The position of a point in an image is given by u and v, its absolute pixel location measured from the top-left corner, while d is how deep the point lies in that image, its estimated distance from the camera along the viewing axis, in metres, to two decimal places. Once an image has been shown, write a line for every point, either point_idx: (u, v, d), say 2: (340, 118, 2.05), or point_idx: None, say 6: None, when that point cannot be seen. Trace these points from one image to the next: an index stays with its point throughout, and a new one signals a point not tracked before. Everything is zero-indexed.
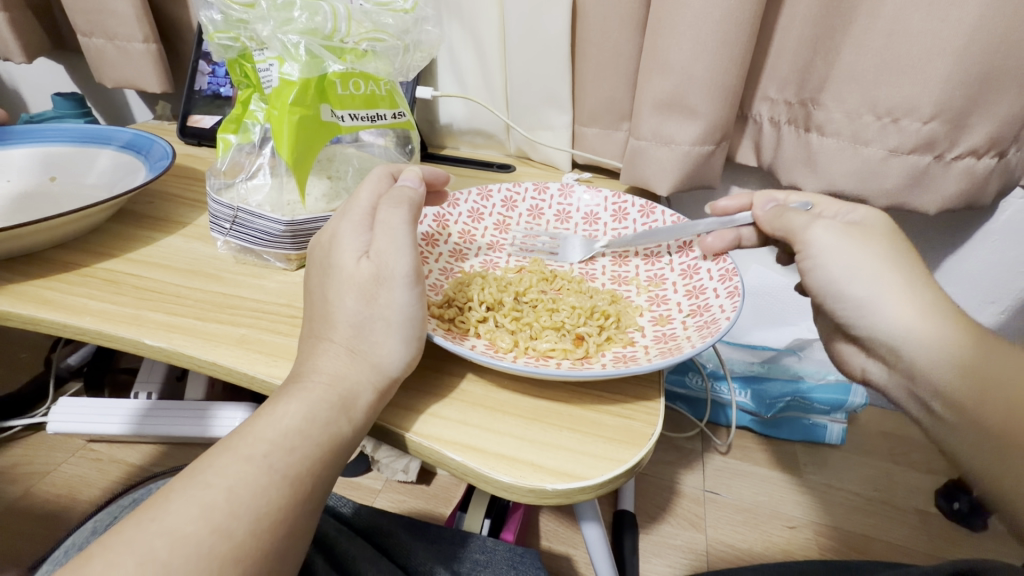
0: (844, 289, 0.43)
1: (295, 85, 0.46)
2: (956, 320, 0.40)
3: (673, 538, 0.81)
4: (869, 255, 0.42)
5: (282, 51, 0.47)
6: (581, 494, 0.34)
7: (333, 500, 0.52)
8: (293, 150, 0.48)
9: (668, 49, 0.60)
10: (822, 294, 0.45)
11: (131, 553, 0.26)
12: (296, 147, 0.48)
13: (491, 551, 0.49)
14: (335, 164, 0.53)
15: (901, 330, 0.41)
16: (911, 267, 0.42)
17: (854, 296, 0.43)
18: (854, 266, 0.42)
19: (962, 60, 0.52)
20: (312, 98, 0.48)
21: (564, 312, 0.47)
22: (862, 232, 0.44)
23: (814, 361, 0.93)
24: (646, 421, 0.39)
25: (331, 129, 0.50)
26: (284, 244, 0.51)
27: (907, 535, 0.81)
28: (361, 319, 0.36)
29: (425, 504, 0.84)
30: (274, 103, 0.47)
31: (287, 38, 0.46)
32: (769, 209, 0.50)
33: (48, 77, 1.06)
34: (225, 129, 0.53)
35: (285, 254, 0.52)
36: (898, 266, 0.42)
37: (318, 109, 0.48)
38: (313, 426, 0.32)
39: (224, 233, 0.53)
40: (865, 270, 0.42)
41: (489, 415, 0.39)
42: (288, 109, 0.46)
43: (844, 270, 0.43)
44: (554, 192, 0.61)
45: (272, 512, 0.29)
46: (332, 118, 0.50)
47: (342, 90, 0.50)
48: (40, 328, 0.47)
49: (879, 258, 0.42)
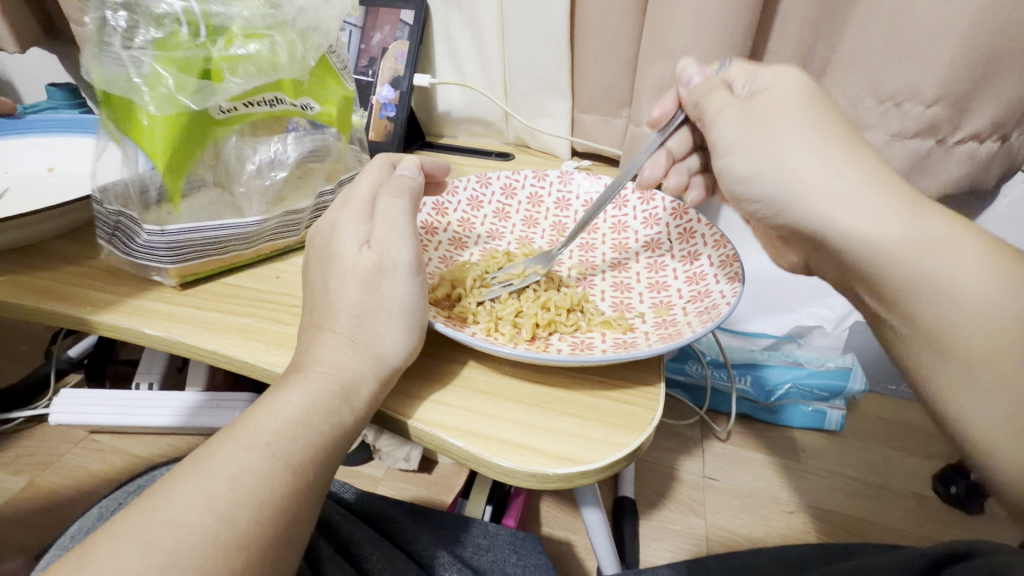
0: (755, 188, 0.41)
1: (162, 60, 0.42)
2: (855, 158, 0.37)
3: (673, 524, 0.82)
4: (770, 146, 0.39)
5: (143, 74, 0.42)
6: (583, 478, 0.34)
7: (336, 486, 0.53)
8: (157, 136, 0.42)
9: (668, 32, 0.59)
10: (735, 188, 0.43)
11: (135, 540, 0.26)
12: (150, 134, 0.42)
13: (493, 535, 0.50)
14: (223, 166, 0.47)
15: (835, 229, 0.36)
16: (826, 136, 0.38)
17: (764, 181, 0.40)
18: (756, 165, 0.40)
19: (966, 44, 0.52)
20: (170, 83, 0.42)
21: (560, 295, 0.47)
22: (761, 111, 0.40)
23: (815, 348, 0.92)
24: (646, 407, 0.39)
25: (210, 121, 0.44)
26: (160, 256, 0.45)
27: (903, 519, 0.82)
28: (363, 308, 0.36)
29: (426, 492, 0.85)
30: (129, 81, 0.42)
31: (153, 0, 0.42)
32: (694, 84, 0.47)
33: (42, 68, 1.03)
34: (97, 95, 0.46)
35: (163, 268, 0.46)
36: (812, 134, 0.38)
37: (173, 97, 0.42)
38: (315, 415, 0.32)
39: (108, 236, 0.47)
40: (742, 147, 0.41)
41: (490, 401, 0.39)
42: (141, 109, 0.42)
43: (751, 163, 0.40)
44: (554, 179, 0.60)
45: (276, 500, 0.29)
46: (216, 112, 0.44)
47: (217, 80, 0.43)
48: (40, 318, 0.47)
49: (797, 140, 0.38)
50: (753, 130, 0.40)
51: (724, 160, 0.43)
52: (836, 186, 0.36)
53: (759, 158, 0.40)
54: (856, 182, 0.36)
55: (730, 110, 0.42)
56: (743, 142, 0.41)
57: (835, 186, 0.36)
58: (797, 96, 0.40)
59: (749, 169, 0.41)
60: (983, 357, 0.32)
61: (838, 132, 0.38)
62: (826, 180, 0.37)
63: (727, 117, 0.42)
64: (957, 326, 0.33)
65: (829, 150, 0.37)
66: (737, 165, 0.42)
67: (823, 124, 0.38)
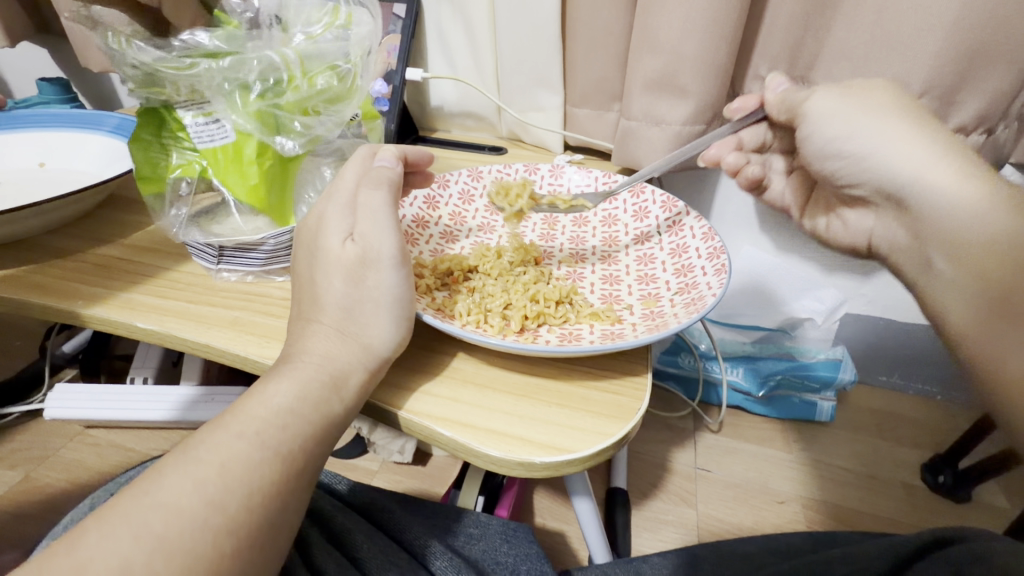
0: (849, 151, 0.47)
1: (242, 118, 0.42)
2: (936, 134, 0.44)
3: (665, 514, 0.83)
4: (873, 123, 0.46)
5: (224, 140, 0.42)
6: (570, 466, 0.35)
7: (328, 477, 0.53)
8: (249, 194, 0.44)
9: (658, 27, 0.60)
10: (821, 156, 0.50)
11: (125, 525, 0.26)
12: (245, 193, 0.44)
13: (485, 525, 0.50)
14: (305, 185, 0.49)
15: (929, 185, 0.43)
16: (919, 126, 0.45)
17: (855, 150, 0.47)
18: (856, 127, 0.46)
19: (952, 37, 0.52)
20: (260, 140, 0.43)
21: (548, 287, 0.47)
22: (862, 88, 0.47)
23: (809, 340, 0.92)
24: (633, 396, 0.39)
25: (285, 160, 0.45)
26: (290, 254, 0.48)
27: (892, 507, 0.83)
28: (349, 300, 0.36)
29: (421, 484, 0.86)
30: (216, 152, 0.43)
31: (221, 71, 0.41)
32: (780, 91, 0.54)
33: (33, 63, 1.02)
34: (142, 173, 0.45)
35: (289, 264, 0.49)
36: (906, 112, 0.45)
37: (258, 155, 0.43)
38: (304, 405, 0.32)
39: (216, 262, 0.48)
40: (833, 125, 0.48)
41: (479, 391, 0.39)
42: (232, 171, 0.43)
43: (848, 128, 0.47)
44: (545, 173, 0.61)
45: (264, 487, 0.29)
46: (283, 158, 0.45)
47: (289, 128, 0.44)
48: (32, 312, 0.47)
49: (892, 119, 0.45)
50: (864, 105, 0.46)
51: (809, 131, 0.49)
52: (922, 164, 0.44)
53: (851, 127, 0.46)
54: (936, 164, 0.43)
55: (827, 93, 0.48)
56: (843, 117, 0.46)
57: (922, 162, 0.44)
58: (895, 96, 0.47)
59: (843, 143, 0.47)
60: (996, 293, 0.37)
61: (924, 117, 0.45)
62: (914, 150, 0.44)
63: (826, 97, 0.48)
64: (978, 258, 0.39)
65: (919, 124, 0.45)
66: (817, 144, 0.49)
67: (913, 109, 0.46)
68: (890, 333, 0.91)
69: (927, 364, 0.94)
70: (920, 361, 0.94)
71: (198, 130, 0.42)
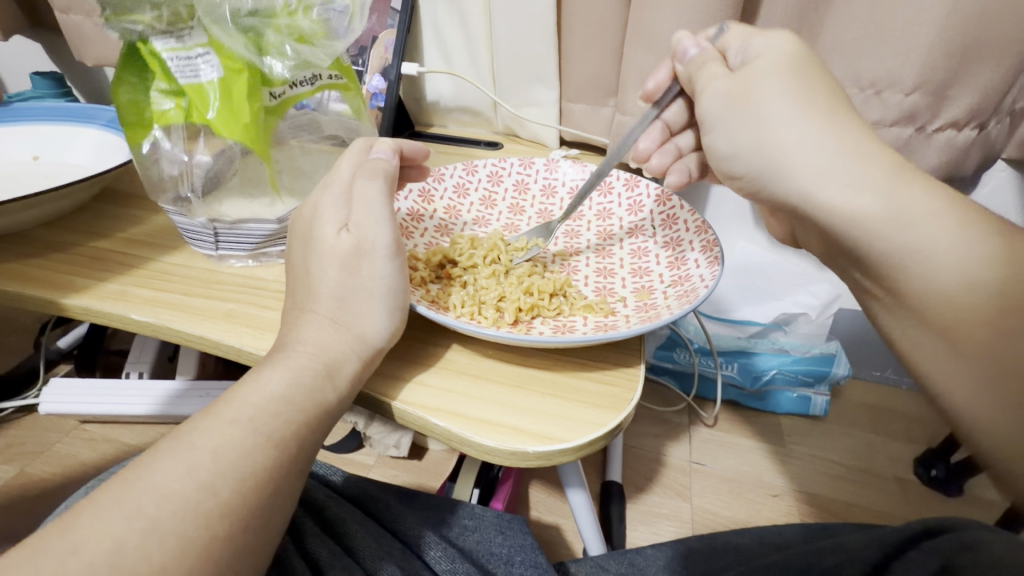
0: (745, 162, 0.42)
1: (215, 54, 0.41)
2: (849, 125, 0.38)
3: (659, 507, 0.83)
4: (780, 119, 0.39)
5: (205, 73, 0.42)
6: (562, 456, 0.35)
7: (323, 469, 0.53)
8: (234, 131, 0.43)
9: (653, 21, 0.60)
10: (723, 164, 0.44)
11: (118, 508, 0.26)
12: (228, 127, 0.43)
13: (479, 517, 0.50)
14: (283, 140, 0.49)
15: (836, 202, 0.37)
16: (812, 110, 0.38)
17: (748, 162, 0.41)
18: (741, 137, 0.41)
19: (944, 32, 0.53)
20: (247, 70, 0.42)
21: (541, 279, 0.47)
22: (745, 84, 0.41)
23: (801, 335, 0.93)
24: (626, 387, 0.40)
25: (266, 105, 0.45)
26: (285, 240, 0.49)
27: (885, 501, 0.84)
28: (343, 290, 0.36)
29: (417, 479, 0.86)
30: (198, 85, 0.42)
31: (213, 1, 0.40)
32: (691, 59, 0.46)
33: (25, 57, 1.02)
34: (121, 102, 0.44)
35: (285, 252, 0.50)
36: (810, 98, 0.39)
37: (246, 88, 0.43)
38: (298, 393, 0.32)
39: (215, 248, 0.49)
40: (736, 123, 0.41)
41: (473, 382, 0.39)
42: (212, 104, 0.42)
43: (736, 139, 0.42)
44: (540, 167, 0.61)
45: (258, 474, 0.29)
46: (270, 94, 0.45)
47: (279, 57, 0.43)
48: (27, 304, 0.47)
49: (792, 115, 0.38)
50: (732, 105, 0.42)
51: (711, 136, 0.44)
52: (830, 164, 0.37)
53: (747, 135, 0.41)
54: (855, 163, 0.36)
55: (719, 85, 0.43)
56: (725, 118, 0.42)
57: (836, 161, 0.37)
58: (787, 71, 0.40)
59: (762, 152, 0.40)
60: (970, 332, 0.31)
61: (809, 97, 0.39)
62: (812, 159, 0.38)
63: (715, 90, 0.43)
64: (932, 293, 0.33)
65: (812, 113, 0.38)
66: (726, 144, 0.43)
67: (814, 94, 0.39)
68: None
69: None
70: None
71: (179, 62, 0.41)
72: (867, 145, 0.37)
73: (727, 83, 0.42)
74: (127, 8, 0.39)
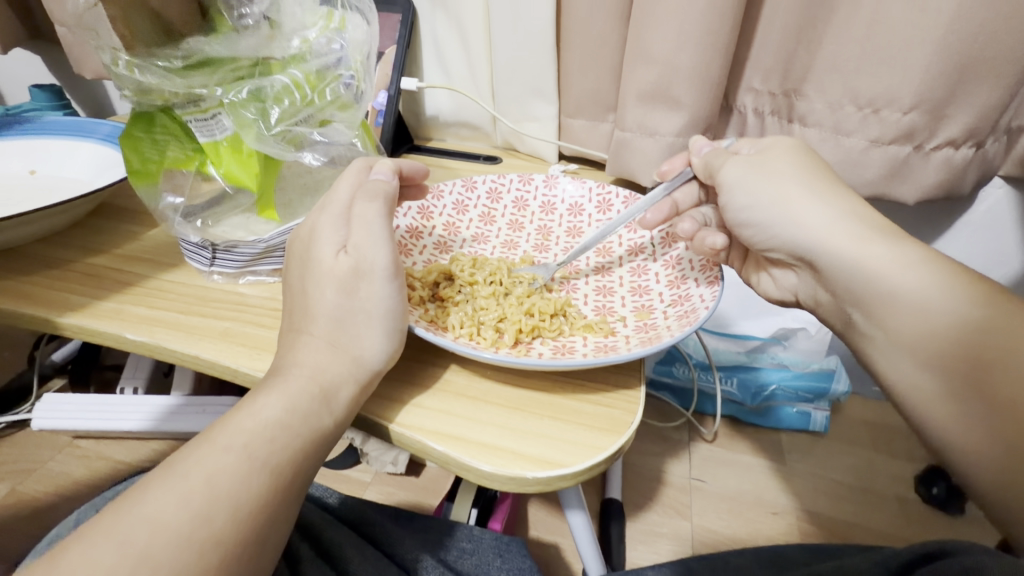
0: (758, 219, 0.45)
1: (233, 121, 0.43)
2: (847, 197, 0.42)
3: (660, 526, 0.82)
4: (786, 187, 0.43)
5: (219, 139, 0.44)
6: (563, 481, 0.34)
7: (319, 491, 0.52)
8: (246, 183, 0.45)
9: (651, 40, 0.60)
10: (734, 228, 0.47)
11: (107, 542, 0.25)
12: (245, 180, 0.45)
13: (477, 539, 0.49)
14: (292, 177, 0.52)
15: (844, 254, 0.40)
16: (815, 183, 0.43)
17: (761, 222, 0.45)
18: (754, 197, 0.44)
19: (941, 52, 0.53)
20: (259, 127, 0.44)
21: (541, 299, 0.47)
22: (763, 158, 0.45)
23: (799, 351, 0.93)
24: (627, 409, 0.39)
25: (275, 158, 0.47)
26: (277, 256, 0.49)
27: (886, 519, 0.83)
28: (341, 311, 0.36)
29: (414, 496, 0.85)
30: (215, 144, 0.44)
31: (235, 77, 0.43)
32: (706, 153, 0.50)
33: (24, 69, 1.02)
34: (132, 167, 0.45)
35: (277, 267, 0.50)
36: (812, 173, 0.44)
37: (254, 142, 0.44)
38: (293, 418, 0.32)
39: (209, 263, 0.49)
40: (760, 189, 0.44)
41: (472, 404, 0.39)
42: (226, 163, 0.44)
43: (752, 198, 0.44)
44: (539, 183, 0.61)
45: (252, 502, 0.29)
46: None
47: (296, 124, 0.46)
48: (20, 323, 0.47)
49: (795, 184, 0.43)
50: (752, 169, 0.45)
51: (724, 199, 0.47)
52: (832, 228, 0.41)
53: (764, 201, 0.44)
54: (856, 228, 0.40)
55: (737, 160, 0.46)
56: (736, 184, 0.45)
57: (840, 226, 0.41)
58: (790, 155, 0.45)
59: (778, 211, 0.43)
60: (961, 364, 0.35)
61: (813, 175, 0.44)
62: (820, 218, 0.42)
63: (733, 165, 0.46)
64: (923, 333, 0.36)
65: (817, 185, 0.43)
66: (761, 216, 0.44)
67: (817, 172, 0.44)
68: None
69: None
70: None
71: (197, 124, 0.43)
72: (865, 214, 0.41)
73: (744, 159, 0.46)
74: (147, 85, 0.42)
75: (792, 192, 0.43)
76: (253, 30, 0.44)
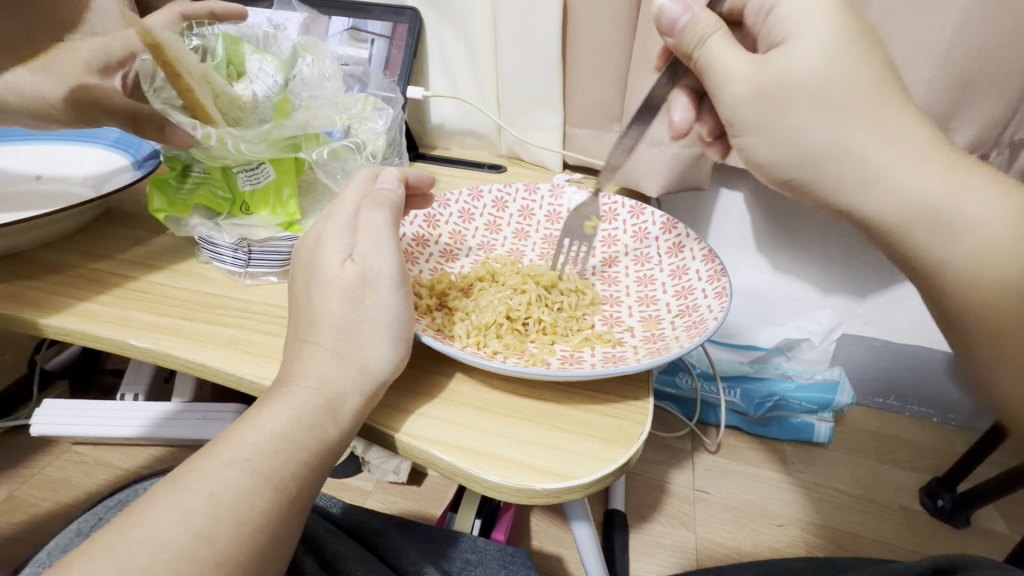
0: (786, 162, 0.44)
1: (277, 165, 0.48)
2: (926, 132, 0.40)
3: (663, 537, 0.82)
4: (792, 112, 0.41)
5: (262, 184, 0.48)
6: (571, 493, 0.34)
7: (323, 500, 0.52)
8: (284, 208, 0.49)
9: (657, 51, 0.60)
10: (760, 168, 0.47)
11: (110, 560, 0.25)
12: (282, 208, 0.49)
13: (482, 551, 0.49)
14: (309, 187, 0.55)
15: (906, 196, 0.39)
16: (875, 97, 0.39)
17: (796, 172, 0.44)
18: (796, 136, 0.42)
19: (946, 66, 0.53)
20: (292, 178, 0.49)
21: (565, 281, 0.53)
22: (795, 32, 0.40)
23: (803, 361, 0.93)
24: (635, 421, 0.39)
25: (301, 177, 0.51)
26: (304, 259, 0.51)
27: (891, 531, 0.82)
28: (347, 321, 0.36)
29: (415, 505, 0.85)
30: (258, 188, 0.48)
31: (287, 145, 0.47)
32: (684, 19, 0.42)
33: None
34: (158, 208, 0.49)
35: None
36: (847, 57, 0.39)
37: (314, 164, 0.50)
38: (298, 430, 0.32)
39: (243, 267, 0.50)
40: (764, 126, 0.43)
41: (478, 415, 0.39)
42: (270, 198, 0.49)
43: (772, 145, 0.44)
44: (545, 193, 0.61)
45: (256, 518, 0.28)
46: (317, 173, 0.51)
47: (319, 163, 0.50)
48: (24, 328, 0.46)
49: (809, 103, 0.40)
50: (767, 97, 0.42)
51: (745, 138, 0.46)
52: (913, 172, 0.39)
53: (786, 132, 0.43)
54: (872, 133, 0.40)
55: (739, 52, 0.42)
56: (764, 124, 0.43)
57: (844, 146, 0.40)
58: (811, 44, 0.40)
59: (774, 147, 0.44)
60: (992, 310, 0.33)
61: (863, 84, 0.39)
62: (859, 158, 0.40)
63: (740, 87, 0.42)
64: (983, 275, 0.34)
65: (856, 78, 0.39)
66: (765, 145, 0.44)
67: (846, 72, 0.39)
68: (887, 355, 0.91)
69: (923, 386, 0.94)
70: (917, 382, 0.94)
71: (245, 175, 0.47)
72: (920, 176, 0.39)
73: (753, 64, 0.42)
74: (215, 153, 0.45)
75: (830, 114, 0.40)
76: (297, 104, 0.47)
